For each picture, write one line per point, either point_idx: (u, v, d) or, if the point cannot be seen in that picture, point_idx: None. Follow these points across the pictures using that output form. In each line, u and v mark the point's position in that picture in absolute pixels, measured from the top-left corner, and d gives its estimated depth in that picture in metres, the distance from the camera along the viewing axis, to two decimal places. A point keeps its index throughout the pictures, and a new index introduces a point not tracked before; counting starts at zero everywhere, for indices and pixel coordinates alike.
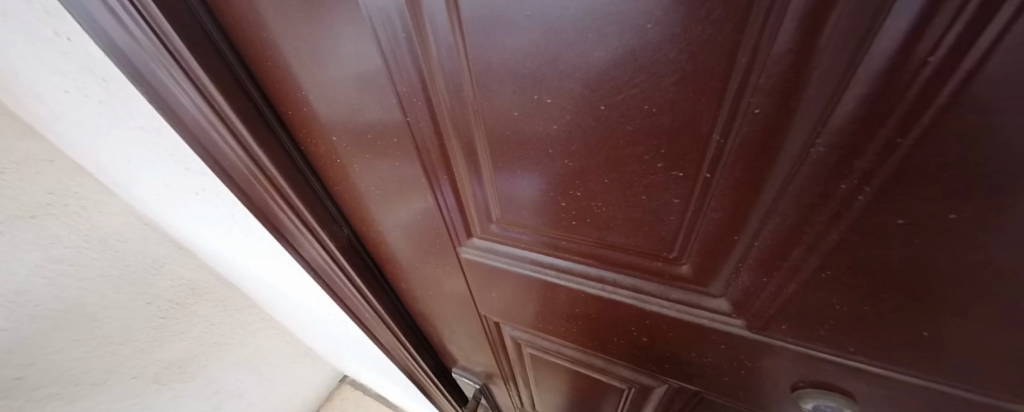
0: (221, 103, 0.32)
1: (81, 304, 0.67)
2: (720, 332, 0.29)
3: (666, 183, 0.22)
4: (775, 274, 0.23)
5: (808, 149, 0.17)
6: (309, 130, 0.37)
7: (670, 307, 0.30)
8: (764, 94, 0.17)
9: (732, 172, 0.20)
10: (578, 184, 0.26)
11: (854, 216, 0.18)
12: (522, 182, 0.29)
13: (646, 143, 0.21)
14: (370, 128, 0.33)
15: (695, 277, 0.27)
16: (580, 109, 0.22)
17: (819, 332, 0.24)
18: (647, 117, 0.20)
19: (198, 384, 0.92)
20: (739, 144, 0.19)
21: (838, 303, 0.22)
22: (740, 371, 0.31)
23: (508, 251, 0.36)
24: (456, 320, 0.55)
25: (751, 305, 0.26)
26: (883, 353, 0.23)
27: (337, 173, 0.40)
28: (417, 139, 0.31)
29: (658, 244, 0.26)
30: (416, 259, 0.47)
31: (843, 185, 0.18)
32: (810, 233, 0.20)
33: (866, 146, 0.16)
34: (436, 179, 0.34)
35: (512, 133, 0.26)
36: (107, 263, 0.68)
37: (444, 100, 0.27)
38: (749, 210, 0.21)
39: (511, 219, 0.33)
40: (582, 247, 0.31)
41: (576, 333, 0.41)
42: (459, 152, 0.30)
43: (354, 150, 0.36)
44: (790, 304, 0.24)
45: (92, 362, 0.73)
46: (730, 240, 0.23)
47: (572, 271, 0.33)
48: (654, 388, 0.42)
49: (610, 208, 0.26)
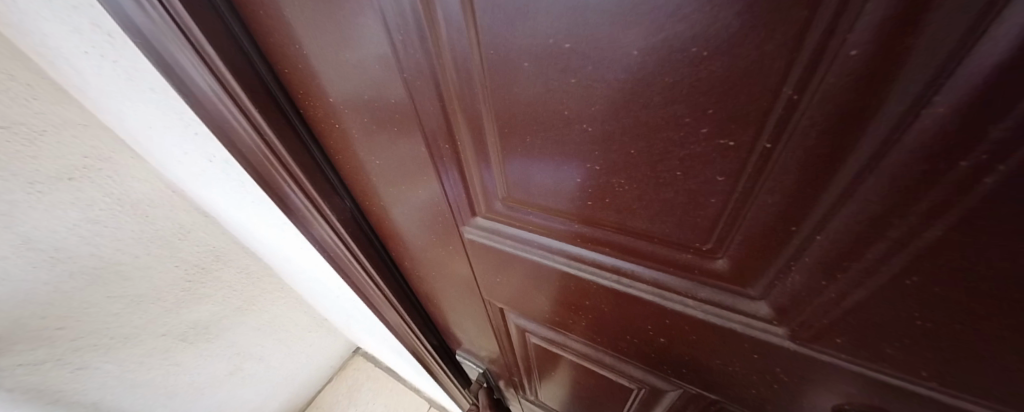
0: (208, 49, 0.28)
1: (116, 263, 0.67)
2: (754, 340, 0.24)
3: (710, 156, 0.18)
4: (838, 277, 0.18)
5: (917, 112, 0.13)
6: (307, 92, 0.32)
7: (700, 311, 0.26)
8: (868, 28, 0.12)
9: (803, 141, 0.15)
10: (599, 156, 0.21)
11: (971, 205, 0.14)
12: (536, 161, 0.24)
13: (688, 100, 0.16)
14: (364, 92, 0.28)
15: (734, 274, 0.22)
16: (608, 57, 0.17)
17: (885, 350, 0.19)
18: (695, 66, 0.15)
19: (222, 345, 0.95)
20: (817, 101, 0.14)
21: (920, 317, 0.17)
22: (772, 386, 0.27)
23: (516, 234, 0.33)
24: (462, 303, 0.53)
25: (800, 312, 0.21)
26: (966, 381, 0.18)
27: (338, 143, 0.37)
28: (413, 104, 0.26)
29: (693, 232, 0.21)
30: (420, 238, 0.44)
31: (964, 162, 0.13)
32: (900, 226, 0.15)
33: (1009, 108, 0.11)
34: (439, 155, 0.30)
35: (520, 95, 0.21)
36: (141, 227, 0.66)
37: (446, 58, 0.22)
38: (816, 192, 0.16)
39: (520, 199, 0.28)
40: (598, 234, 0.26)
41: (585, 326, 0.37)
42: (461, 122, 0.26)
43: (348, 114, 0.32)
44: (854, 314, 0.19)
45: (128, 317, 0.74)
46: (785, 232, 0.19)
47: (585, 261, 0.29)
48: (666, 392, 0.38)
49: (637, 187, 0.21)
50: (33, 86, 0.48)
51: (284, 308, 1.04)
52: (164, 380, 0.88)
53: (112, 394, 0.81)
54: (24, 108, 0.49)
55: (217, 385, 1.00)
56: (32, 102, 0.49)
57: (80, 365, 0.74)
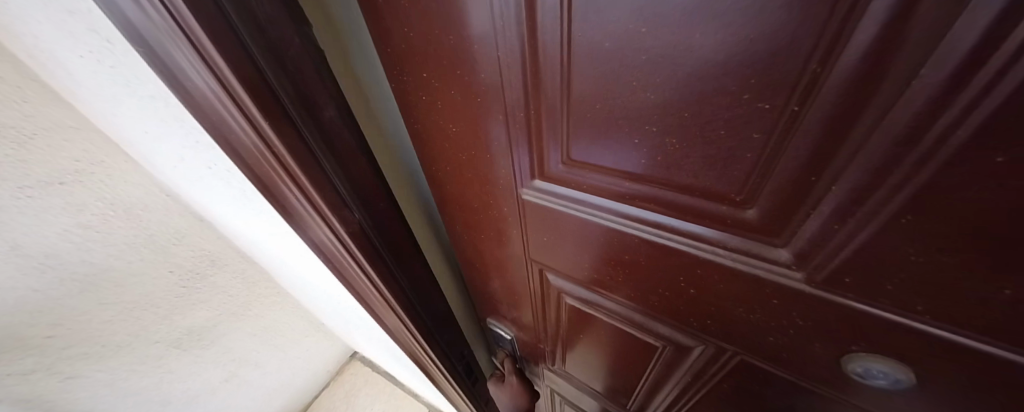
0: (224, 71, 0.29)
1: (108, 269, 0.69)
2: (775, 285, 0.28)
3: (749, 118, 0.22)
4: (848, 219, 0.22)
5: (911, 81, 0.16)
6: (403, 65, 0.35)
7: (729, 259, 0.30)
8: (875, 16, 0.15)
9: (828, 105, 0.19)
10: (656, 120, 0.25)
11: (947, 156, 0.17)
12: (602, 125, 0.28)
13: (734, 73, 0.20)
14: (455, 63, 0.31)
15: (762, 224, 0.26)
16: (672, 40, 0.21)
17: (885, 287, 0.23)
18: (740, 46, 0.19)
19: (217, 352, 0.95)
20: (834, 73, 0.18)
21: (914, 254, 0.21)
22: (788, 331, 0.30)
23: (572, 194, 0.36)
24: (499, 269, 0.56)
25: (815, 256, 0.25)
26: (951, 313, 0.22)
27: (418, 118, 0.40)
28: (495, 78, 0.30)
29: (728, 185, 0.25)
30: (472, 206, 0.47)
31: (942, 121, 0.16)
32: (897, 174, 0.19)
33: (968, 81, 0.15)
34: (514, 122, 0.33)
35: (597, 68, 0.25)
36: (133, 231, 0.69)
37: (542, 37, 0.25)
38: (833, 149, 0.20)
39: (583, 161, 0.32)
40: (645, 191, 0.30)
41: (620, 282, 0.41)
42: (544, 91, 0.29)
43: (433, 86, 0.35)
44: (860, 253, 0.23)
45: (120, 324, 0.76)
46: (807, 182, 0.22)
47: (632, 218, 0.33)
48: (691, 348, 0.42)
49: (684, 146, 0.25)
50: (23, 89, 0.52)
51: (282, 313, 1.05)
52: (158, 388, 0.88)
53: (104, 403, 0.82)
54: (14, 111, 0.52)
55: (212, 394, 1.00)
56: (22, 105, 0.53)
57: (70, 375, 0.75)
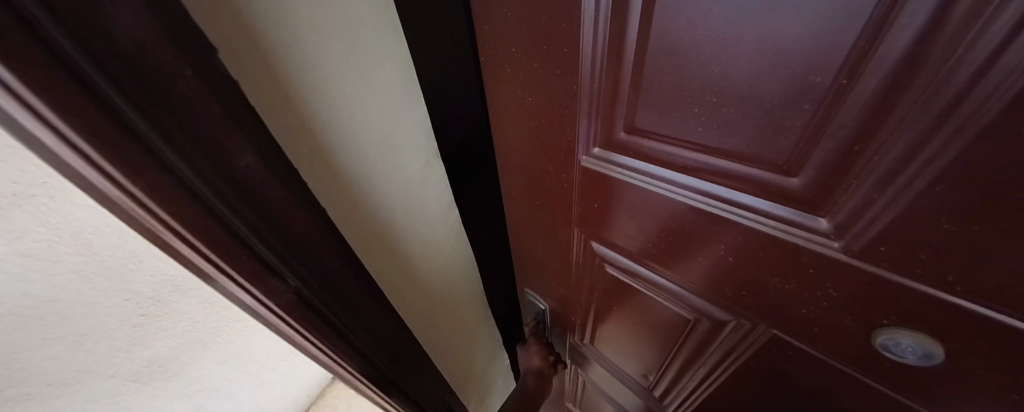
0: (67, 132, 0.21)
1: (50, 302, 0.46)
2: (811, 254, 0.28)
3: (800, 88, 0.22)
4: (888, 190, 0.22)
5: (952, 57, 0.17)
6: (494, 40, 0.39)
7: (775, 228, 0.29)
8: None
9: (879, 78, 0.19)
10: (717, 90, 0.25)
11: (978, 132, 0.18)
12: (664, 94, 0.28)
13: (787, 46, 0.21)
14: (541, 36, 0.34)
15: (807, 196, 0.26)
16: (739, 19, 0.22)
17: (919, 256, 0.23)
18: (800, 20, 0.19)
19: (182, 383, 0.67)
20: (881, 48, 0.18)
21: (948, 221, 0.21)
22: (822, 304, 0.30)
23: (626, 162, 0.36)
24: (547, 238, 0.58)
25: (855, 227, 0.25)
26: (979, 285, 0.22)
27: (502, 86, 0.43)
28: (575, 49, 0.32)
29: (774, 152, 0.25)
30: (533, 175, 0.50)
31: (978, 94, 0.17)
32: (932, 146, 0.19)
33: (1002, 58, 0.15)
34: (586, 93, 0.34)
35: (668, 42, 0.26)
36: (77, 260, 0.45)
37: (625, 14, 0.27)
38: (881, 121, 0.21)
39: (643, 130, 0.32)
40: (695, 158, 0.30)
41: (660, 251, 0.41)
42: (618, 64, 0.30)
43: (516, 58, 0.38)
44: (897, 222, 0.23)
45: (49, 364, 0.51)
46: (851, 152, 0.23)
47: (677, 184, 0.33)
48: (724, 322, 0.41)
49: (738, 114, 0.25)
50: None
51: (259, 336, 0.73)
52: None
53: None
54: None
55: None
56: None
57: None
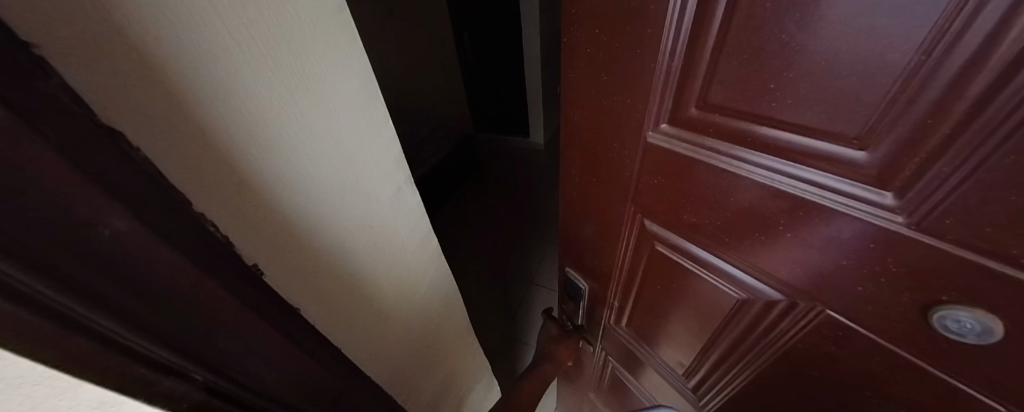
0: None
1: None
2: (873, 230, 0.30)
3: (879, 63, 0.23)
4: (957, 166, 0.23)
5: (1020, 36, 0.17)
6: (579, 19, 0.41)
7: (839, 203, 0.30)
8: None
9: (951, 58, 0.20)
10: (797, 65, 0.27)
11: None
12: (746, 69, 0.30)
13: (869, 23, 0.22)
14: (626, 17, 0.36)
15: (876, 171, 0.27)
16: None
17: (984, 229, 0.24)
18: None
19: None
20: (955, 28, 0.19)
21: (1016, 195, 0.22)
22: (879, 280, 0.32)
23: (692, 139, 0.38)
24: (598, 217, 0.60)
25: (922, 201, 0.26)
26: None
27: (580, 66, 0.45)
28: (657, 29, 0.34)
29: (846, 126, 0.27)
30: (594, 153, 0.52)
31: None
32: (1003, 123, 0.20)
33: None
34: (659, 74, 0.36)
35: (758, 20, 0.27)
36: None
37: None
38: (955, 97, 0.21)
39: (717, 105, 0.34)
40: (766, 131, 0.32)
41: (716, 227, 0.42)
42: (699, 44, 0.32)
43: (598, 37, 0.40)
44: (964, 195, 0.24)
45: None
46: (925, 126, 0.24)
47: (742, 160, 0.35)
48: (776, 298, 0.43)
49: (816, 90, 0.27)
50: None
51: None
52: None
53: None
54: None
55: None
56: None
57: None
